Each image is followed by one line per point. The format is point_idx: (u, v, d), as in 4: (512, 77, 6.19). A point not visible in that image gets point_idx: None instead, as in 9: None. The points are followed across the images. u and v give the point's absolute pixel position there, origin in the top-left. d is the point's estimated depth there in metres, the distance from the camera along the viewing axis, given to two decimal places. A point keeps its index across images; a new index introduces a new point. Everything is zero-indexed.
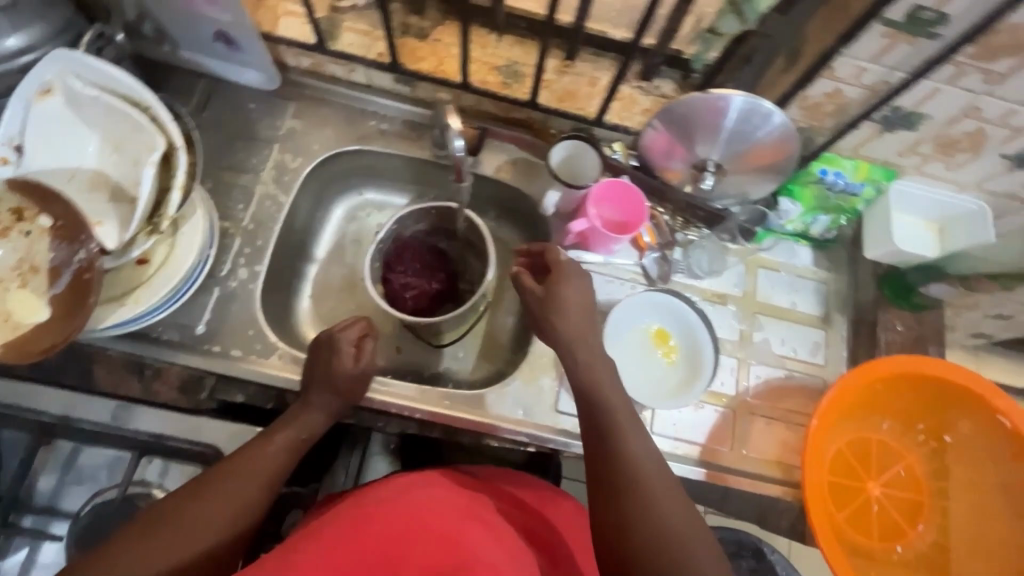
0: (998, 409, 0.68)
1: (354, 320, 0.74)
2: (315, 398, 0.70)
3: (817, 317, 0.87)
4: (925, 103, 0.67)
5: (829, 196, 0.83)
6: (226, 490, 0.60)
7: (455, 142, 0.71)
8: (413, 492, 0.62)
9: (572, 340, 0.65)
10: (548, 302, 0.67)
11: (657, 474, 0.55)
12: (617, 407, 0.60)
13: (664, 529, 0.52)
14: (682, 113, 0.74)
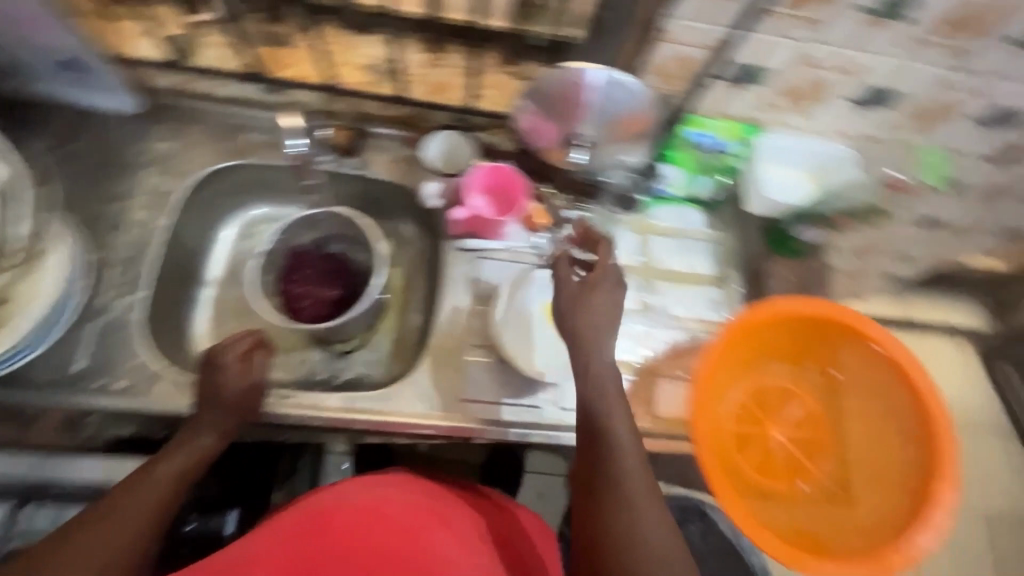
0: (871, 337, 0.72)
1: (244, 333, 0.72)
2: (204, 419, 0.66)
3: (713, 276, 0.89)
4: (763, 57, 0.70)
5: (704, 157, 0.87)
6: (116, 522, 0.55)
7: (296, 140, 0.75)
8: (373, 490, 0.64)
9: (591, 343, 0.60)
10: (575, 303, 0.62)
11: (638, 472, 0.54)
12: (616, 415, 0.57)
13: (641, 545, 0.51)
14: (542, 92, 0.76)
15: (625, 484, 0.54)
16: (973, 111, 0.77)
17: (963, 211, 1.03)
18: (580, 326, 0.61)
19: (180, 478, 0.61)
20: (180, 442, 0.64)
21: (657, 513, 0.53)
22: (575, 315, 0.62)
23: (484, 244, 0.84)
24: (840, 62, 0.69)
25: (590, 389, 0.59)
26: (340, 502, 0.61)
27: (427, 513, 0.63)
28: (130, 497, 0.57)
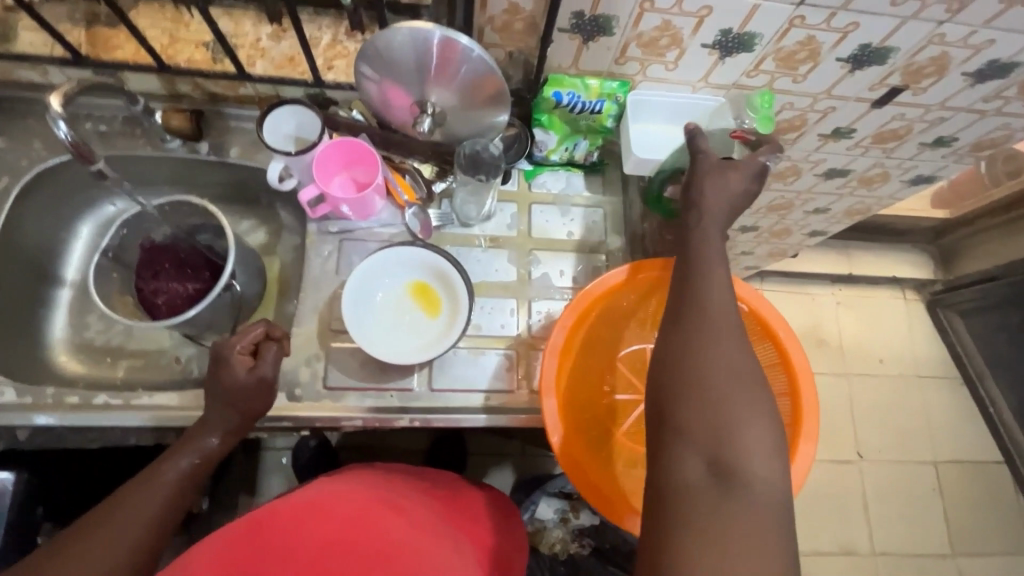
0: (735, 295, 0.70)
1: (250, 325, 0.67)
2: (212, 415, 0.63)
3: (595, 241, 0.86)
4: (601, 4, 0.65)
5: (575, 119, 0.82)
6: (126, 520, 0.54)
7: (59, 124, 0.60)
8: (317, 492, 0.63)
9: (711, 222, 0.59)
10: (700, 181, 0.61)
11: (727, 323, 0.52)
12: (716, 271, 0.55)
13: (723, 385, 0.48)
14: (380, 53, 0.69)
15: (713, 318, 0.52)
16: (836, 51, 0.73)
17: (861, 158, 1.00)
18: (706, 200, 0.60)
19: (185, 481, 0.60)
20: (184, 442, 0.62)
21: (744, 367, 0.50)
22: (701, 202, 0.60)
23: (349, 224, 0.81)
24: (681, 5, 0.65)
25: (695, 253, 0.57)
26: (283, 504, 0.60)
27: (379, 503, 0.63)
28: (140, 498, 0.56)
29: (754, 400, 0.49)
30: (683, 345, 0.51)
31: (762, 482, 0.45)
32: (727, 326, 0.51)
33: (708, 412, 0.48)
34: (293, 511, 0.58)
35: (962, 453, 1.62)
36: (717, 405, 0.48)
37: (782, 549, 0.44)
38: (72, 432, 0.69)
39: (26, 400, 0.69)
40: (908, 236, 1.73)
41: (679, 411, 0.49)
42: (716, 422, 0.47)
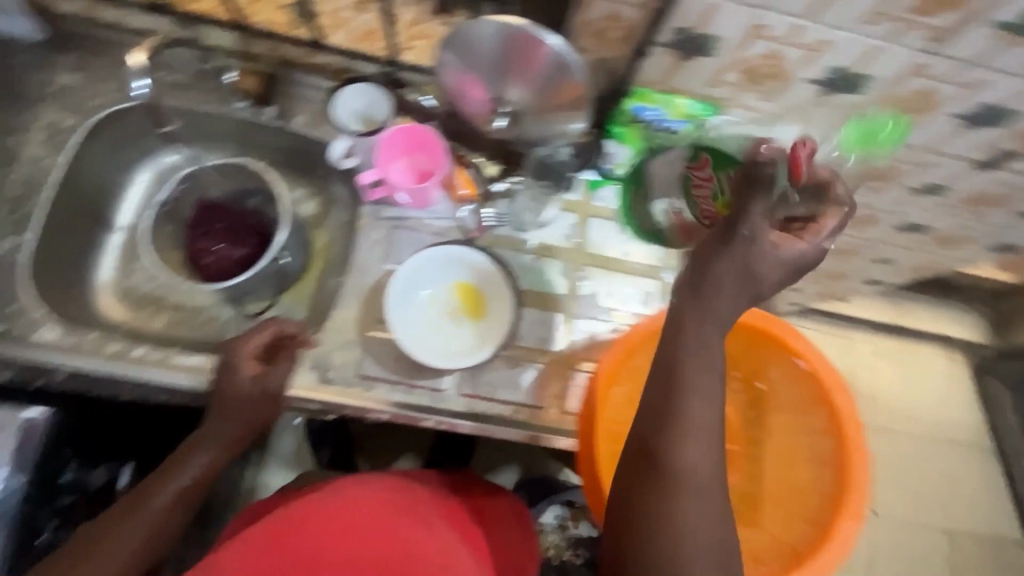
0: (797, 351, 0.65)
1: (262, 325, 0.69)
2: (211, 427, 0.65)
3: (650, 265, 0.82)
4: (710, 24, 0.60)
5: (652, 136, 0.77)
6: (124, 534, 0.58)
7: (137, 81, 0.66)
8: (345, 492, 0.61)
9: (710, 315, 0.52)
10: (727, 249, 0.52)
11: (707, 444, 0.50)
12: (705, 382, 0.52)
13: (686, 513, 0.49)
14: (472, 42, 0.66)
15: (693, 440, 0.50)
16: (953, 104, 0.67)
17: (948, 216, 0.93)
18: (716, 279, 0.52)
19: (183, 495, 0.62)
20: (179, 458, 0.63)
21: (709, 488, 0.50)
22: (712, 286, 0.52)
23: (404, 212, 0.79)
24: (797, 35, 0.60)
25: (681, 349, 0.52)
26: (310, 506, 0.58)
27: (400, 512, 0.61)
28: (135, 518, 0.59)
29: (711, 523, 0.50)
30: (663, 443, 0.50)
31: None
32: (707, 452, 0.50)
33: (671, 545, 0.49)
34: (320, 515, 0.57)
35: (986, 529, 1.55)
36: (670, 536, 0.49)
37: None
38: (107, 382, 0.70)
39: (69, 342, 0.70)
40: (964, 295, 1.64)
41: (635, 533, 0.50)
42: (669, 550, 0.49)
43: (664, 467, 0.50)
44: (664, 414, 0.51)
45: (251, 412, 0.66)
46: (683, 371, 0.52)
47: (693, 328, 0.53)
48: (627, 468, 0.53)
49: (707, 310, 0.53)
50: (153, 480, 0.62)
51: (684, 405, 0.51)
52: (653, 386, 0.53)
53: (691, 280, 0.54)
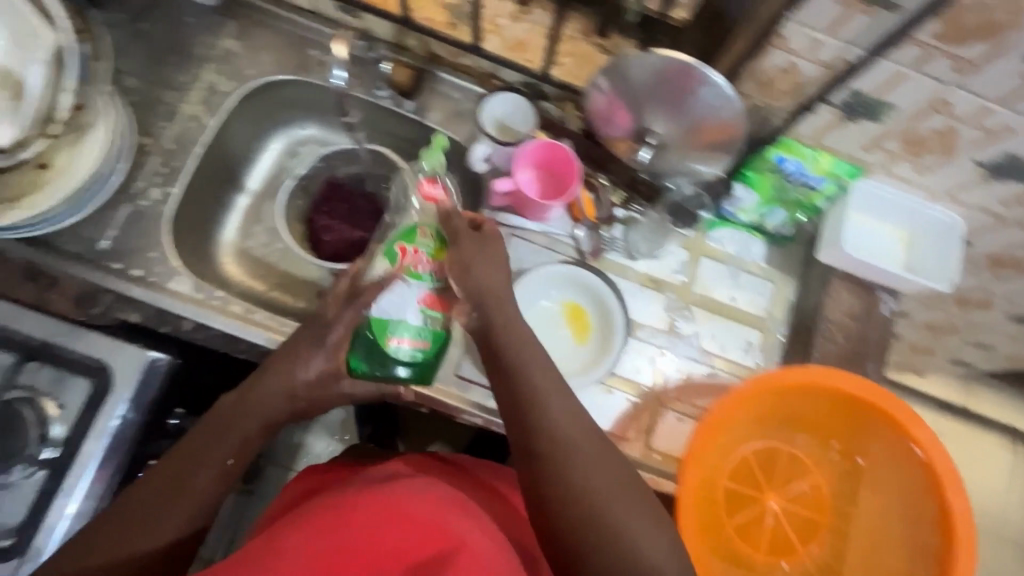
0: (916, 439, 0.62)
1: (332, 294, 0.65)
2: (259, 404, 0.61)
3: (756, 316, 0.81)
4: (890, 92, 0.59)
5: (787, 187, 0.76)
6: (168, 498, 0.57)
7: (337, 70, 0.75)
8: (400, 484, 0.54)
9: (495, 299, 0.60)
10: (458, 242, 0.62)
11: (566, 416, 0.55)
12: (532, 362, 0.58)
13: (581, 484, 0.51)
14: (631, 74, 0.68)
15: (552, 415, 0.54)
16: None
17: None
18: (482, 287, 0.60)
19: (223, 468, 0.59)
20: (213, 428, 0.60)
21: (593, 441, 0.54)
22: (479, 283, 0.60)
23: (519, 222, 0.78)
24: (981, 116, 0.58)
25: (500, 337, 0.59)
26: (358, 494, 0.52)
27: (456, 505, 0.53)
28: (171, 491, 0.57)
29: (618, 484, 0.52)
30: (530, 424, 0.54)
31: (657, 567, 0.48)
32: (570, 420, 0.54)
33: (584, 516, 0.50)
34: (371, 506, 0.49)
35: None
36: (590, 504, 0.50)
37: None
38: (223, 340, 0.73)
39: (199, 296, 0.73)
40: None
41: (558, 507, 0.51)
42: (598, 513, 0.50)
43: (552, 446, 0.53)
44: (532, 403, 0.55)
45: (289, 381, 0.62)
46: (522, 364, 0.57)
47: (515, 325, 0.60)
48: (526, 466, 0.54)
49: (505, 309, 0.61)
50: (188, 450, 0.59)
51: (540, 390, 0.56)
52: (510, 389, 0.57)
53: (468, 287, 0.61)
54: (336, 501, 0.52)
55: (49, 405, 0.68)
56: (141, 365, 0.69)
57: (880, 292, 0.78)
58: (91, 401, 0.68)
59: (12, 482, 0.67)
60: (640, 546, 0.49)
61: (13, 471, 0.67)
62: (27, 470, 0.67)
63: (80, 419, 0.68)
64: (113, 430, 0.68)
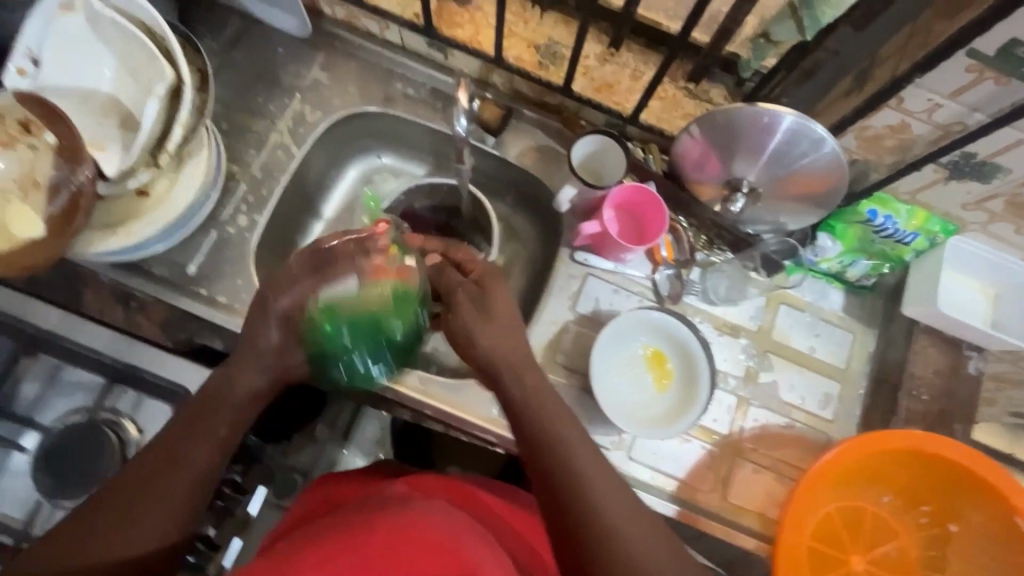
0: (1016, 509, 0.61)
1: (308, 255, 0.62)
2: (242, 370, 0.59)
3: (835, 367, 0.79)
4: (1003, 156, 0.58)
5: (873, 240, 0.74)
6: (161, 475, 0.53)
7: (461, 122, 0.67)
8: (414, 503, 0.50)
9: (506, 357, 0.59)
10: (457, 302, 0.62)
11: (593, 470, 0.52)
12: (553, 417, 0.56)
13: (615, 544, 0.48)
14: (725, 127, 0.67)
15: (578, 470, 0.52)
16: None
17: None
18: (486, 350, 0.59)
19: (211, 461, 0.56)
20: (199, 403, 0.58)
21: (623, 496, 0.51)
22: (490, 323, 0.61)
23: (598, 262, 0.78)
24: None
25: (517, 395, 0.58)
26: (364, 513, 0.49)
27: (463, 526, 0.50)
28: (159, 470, 0.54)
29: (652, 537, 0.49)
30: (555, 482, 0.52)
31: None
32: (597, 474, 0.52)
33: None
34: (385, 527, 0.46)
35: None
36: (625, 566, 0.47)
37: None
38: None
39: None
40: None
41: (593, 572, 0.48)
42: (635, 564, 0.47)
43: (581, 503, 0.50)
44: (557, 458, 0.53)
45: (269, 362, 0.60)
46: (541, 419, 0.55)
47: (527, 383, 0.58)
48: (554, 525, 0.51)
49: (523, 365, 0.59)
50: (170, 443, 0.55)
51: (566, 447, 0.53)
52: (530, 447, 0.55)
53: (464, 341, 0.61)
54: (340, 522, 0.49)
55: (130, 428, 0.68)
56: None
57: (966, 349, 0.76)
58: None
59: None
60: None
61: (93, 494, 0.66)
62: None
63: None
64: None
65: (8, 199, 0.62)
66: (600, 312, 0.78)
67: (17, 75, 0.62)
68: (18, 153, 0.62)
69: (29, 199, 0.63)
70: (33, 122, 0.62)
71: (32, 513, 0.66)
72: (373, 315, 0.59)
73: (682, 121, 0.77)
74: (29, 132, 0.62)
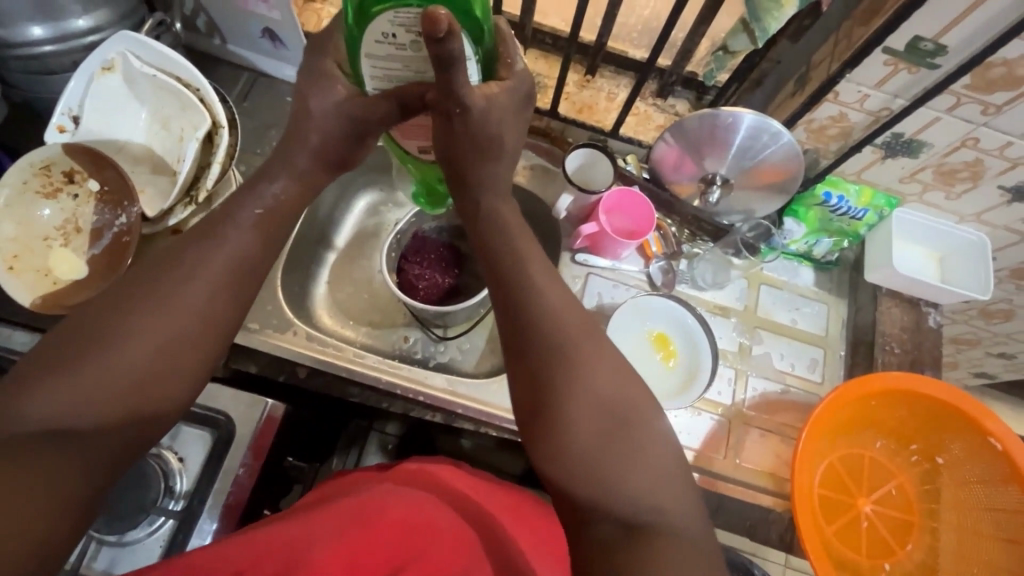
0: (990, 432, 0.70)
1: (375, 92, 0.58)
2: (243, 215, 0.54)
3: (816, 335, 0.88)
4: (925, 132, 0.71)
5: (831, 219, 0.86)
6: (159, 313, 0.48)
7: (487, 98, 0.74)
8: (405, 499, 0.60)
9: (508, 214, 0.60)
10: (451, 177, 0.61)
11: (568, 315, 0.55)
12: (532, 267, 0.57)
13: (585, 379, 0.52)
14: (692, 130, 0.79)
15: (553, 311, 0.54)
16: None
17: None
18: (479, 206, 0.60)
19: (113, 425, 0.45)
20: (196, 245, 0.52)
21: (597, 340, 0.54)
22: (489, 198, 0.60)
23: (596, 261, 0.86)
24: (1005, 150, 0.69)
25: (499, 246, 0.58)
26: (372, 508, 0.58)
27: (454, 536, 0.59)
28: (156, 303, 0.48)
29: (622, 376, 0.53)
30: (533, 320, 0.54)
31: (658, 455, 0.50)
32: (575, 321, 0.55)
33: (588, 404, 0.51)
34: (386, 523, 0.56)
35: None
36: (600, 414, 0.51)
37: (684, 512, 0.48)
38: (339, 382, 0.79)
39: (315, 346, 0.78)
40: None
41: (555, 396, 0.52)
42: (601, 395, 0.51)
43: (574, 395, 0.51)
44: (558, 351, 0.53)
45: (263, 211, 0.56)
46: (546, 301, 0.55)
47: (539, 278, 0.56)
48: (537, 417, 0.52)
49: (540, 258, 0.58)
50: (49, 405, 0.43)
51: (569, 341, 0.53)
52: (520, 341, 0.54)
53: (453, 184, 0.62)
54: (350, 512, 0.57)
55: (171, 457, 0.71)
56: (259, 408, 0.73)
57: (924, 306, 0.86)
58: (215, 450, 0.72)
59: (131, 538, 0.67)
60: (637, 428, 0.51)
61: (136, 530, 0.67)
62: (152, 524, 0.68)
63: (203, 469, 0.71)
64: (236, 478, 0.70)
65: (51, 245, 0.67)
66: (603, 307, 0.85)
67: (59, 131, 0.69)
68: (61, 203, 0.68)
69: (71, 244, 0.68)
70: (77, 171, 0.67)
71: (79, 552, 0.67)
72: (371, 12, 0.51)
73: (656, 132, 0.88)
74: (72, 182, 0.68)
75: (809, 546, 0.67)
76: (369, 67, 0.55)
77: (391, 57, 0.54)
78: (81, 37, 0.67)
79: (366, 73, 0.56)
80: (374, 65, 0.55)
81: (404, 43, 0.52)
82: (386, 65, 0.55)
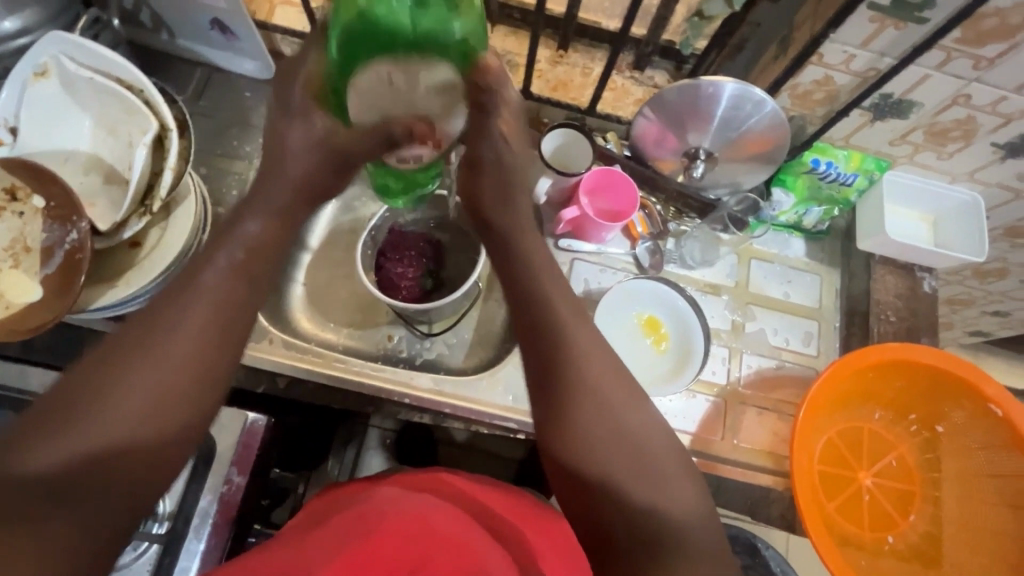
0: (991, 398, 0.68)
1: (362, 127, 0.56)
2: None
3: (811, 308, 0.85)
4: (915, 91, 0.68)
5: (821, 187, 0.82)
6: (156, 360, 0.45)
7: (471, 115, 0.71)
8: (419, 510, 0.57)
9: None
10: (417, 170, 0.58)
11: (575, 324, 0.55)
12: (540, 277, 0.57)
13: (593, 387, 0.51)
14: (672, 102, 0.76)
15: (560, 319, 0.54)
16: None
17: None
18: None
19: (113, 479, 0.42)
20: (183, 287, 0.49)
21: (606, 351, 0.54)
22: None
23: (580, 246, 0.83)
24: (997, 105, 0.66)
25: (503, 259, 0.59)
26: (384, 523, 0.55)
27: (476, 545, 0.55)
28: (151, 350, 0.46)
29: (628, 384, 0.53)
30: (542, 328, 0.54)
31: (666, 463, 0.49)
32: (582, 329, 0.54)
33: (596, 412, 0.51)
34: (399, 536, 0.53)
35: None
36: (609, 422, 0.50)
37: (695, 520, 0.47)
38: (322, 389, 0.76)
39: (293, 352, 0.75)
40: None
41: (564, 404, 0.51)
42: (607, 402, 0.51)
43: (581, 401, 0.51)
44: (566, 354, 0.53)
45: None
46: (552, 308, 0.55)
47: None
48: (545, 412, 0.52)
49: None
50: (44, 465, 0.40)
51: (575, 347, 0.53)
52: (530, 345, 0.55)
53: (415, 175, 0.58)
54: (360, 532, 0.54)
55: None
56: (236, 420, 0.70)
57: (918, 271, 0.84)
58: (197, 468, 0.69)
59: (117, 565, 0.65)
60: (645, 436, 0.50)
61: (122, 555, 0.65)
62: (138, 548, 0.66)
63: (185, 490, 0.68)
64: (221, 495, 0.68)
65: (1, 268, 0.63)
66: (591, 292, 0.82)
67: None
68: (6, 222, 0.64)
69: (21, 264, 0.63)
70: (19, 187, 0.64)
71: None
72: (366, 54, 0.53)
73: (635, 106, 0.85)
74: (16, 199, 0.64)
75: (812, 528, 0.65)
76: (357, 104, 0.55)
77: (381, 94, 0.53)
78: (11, 40, 0.63)
79: (352, 108, 0.55)
80: (360, 100, 0.54)
81: (395, 82, 0.52)
82: (373, 101, 0.54)
